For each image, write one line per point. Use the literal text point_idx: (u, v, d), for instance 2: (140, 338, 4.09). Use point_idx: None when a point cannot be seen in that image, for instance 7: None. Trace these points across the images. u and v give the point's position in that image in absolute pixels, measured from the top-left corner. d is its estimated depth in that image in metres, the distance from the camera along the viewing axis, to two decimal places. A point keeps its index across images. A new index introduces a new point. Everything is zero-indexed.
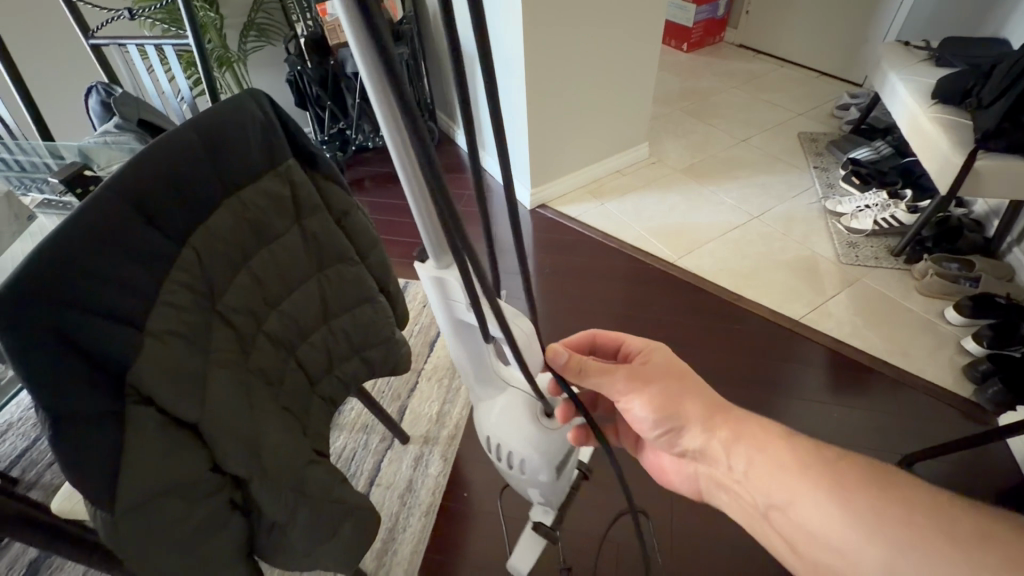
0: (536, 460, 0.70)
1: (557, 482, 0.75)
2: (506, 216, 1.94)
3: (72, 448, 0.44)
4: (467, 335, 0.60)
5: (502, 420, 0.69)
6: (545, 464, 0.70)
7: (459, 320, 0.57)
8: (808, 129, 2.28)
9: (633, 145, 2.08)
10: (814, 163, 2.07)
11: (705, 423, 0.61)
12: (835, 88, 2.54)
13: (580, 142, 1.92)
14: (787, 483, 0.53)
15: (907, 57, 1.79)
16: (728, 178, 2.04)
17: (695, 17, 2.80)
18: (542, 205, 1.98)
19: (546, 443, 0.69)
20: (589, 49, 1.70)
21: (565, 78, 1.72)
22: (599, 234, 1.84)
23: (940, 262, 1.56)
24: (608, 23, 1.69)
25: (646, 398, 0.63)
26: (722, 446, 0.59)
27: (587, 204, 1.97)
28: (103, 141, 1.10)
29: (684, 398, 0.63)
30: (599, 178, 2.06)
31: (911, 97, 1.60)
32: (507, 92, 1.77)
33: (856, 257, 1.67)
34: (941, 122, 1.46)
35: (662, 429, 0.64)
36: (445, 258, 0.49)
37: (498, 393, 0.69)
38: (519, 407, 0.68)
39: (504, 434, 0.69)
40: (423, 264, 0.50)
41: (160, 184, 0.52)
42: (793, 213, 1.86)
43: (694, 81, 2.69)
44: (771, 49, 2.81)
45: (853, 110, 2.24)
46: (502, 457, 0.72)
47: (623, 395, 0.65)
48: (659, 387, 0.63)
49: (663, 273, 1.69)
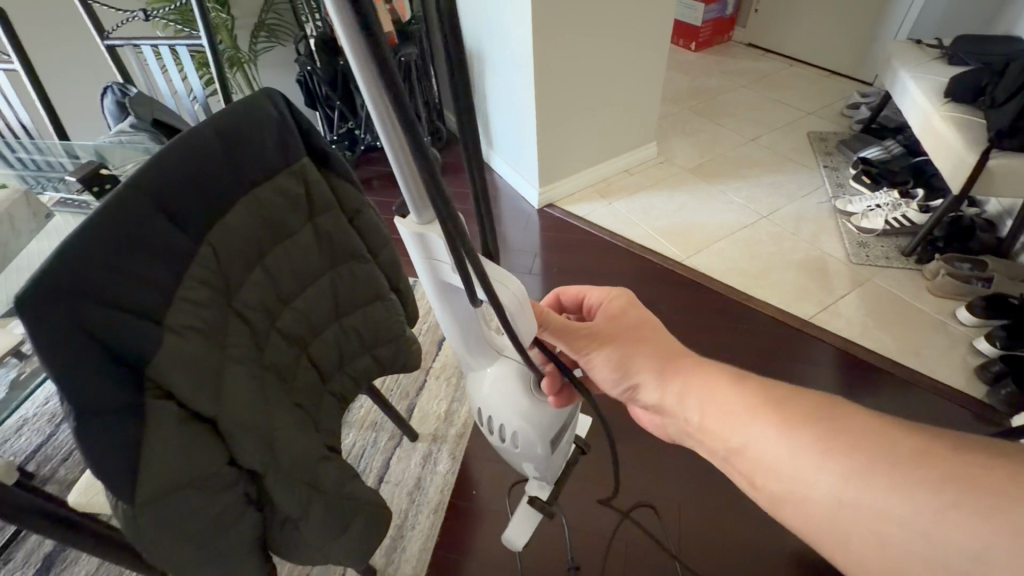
0: (530, 434, 0.67)
1: (554, 459, 0.72)
2: (513, 216, 1.94)
3: (95, 440, 0.45)
4: (454, 301, 0.54)
5: (494, 395, 0.65)
6: (538, 439, 0.67)
7: (445, 286, 0.52)
8: (817, 128, 2.27)
9: (641, 144, 2.08)
10: (824, 163, 2.05)
11: (659, 376, 0.58)
12: (844, 87, 2.52)
13: (588, 141, 1.92)
14: (739, 426, 0.50)
15: (919, 56, 1.78)
16: (737, 177, 2.03)
17: (704, 17, 2.80)
18: (550, 205, 1.98)
19: (538, 417, 0.66)
20: (597, 48, 1.70)
21: (574, 77, 1.72)
22: (607, 234, 1.84)
23: (952, 262, 1.55)
24: (617, 22, 1.69)
25: (608, 352, 0.61)
26: (677, 395, 0.57)
27: (595, 203, 1.97)
28: (118, 141, 1.11)
29: (640, 351, 0.60)
30: (606, 177, 2.06)
31: (923, 95, 1.58)
32: (516, 92, 1.78)
33: (866, 257, 1.66)
34: (954, 121, 1.44)
35: (622, 385, 0.62)
36: (427, 214, 0.44)
37: (489, 362, 0.65)
38: (511, 377, 0.65)
39: (496, 406, 0.66)
40: (403, 219, 0.45)
41: (181, 182, 0.53)
42: (803, 212, 1.85)
43: (702, 80, 2.68)
44: (780, 48, 2.80)
45: (863, 109, 2.23)
46: (493, 430, 0.70)
47: (583, 352, 0.62)
48: (616, 340, 0.61)
49: (672, 273, 1.69)
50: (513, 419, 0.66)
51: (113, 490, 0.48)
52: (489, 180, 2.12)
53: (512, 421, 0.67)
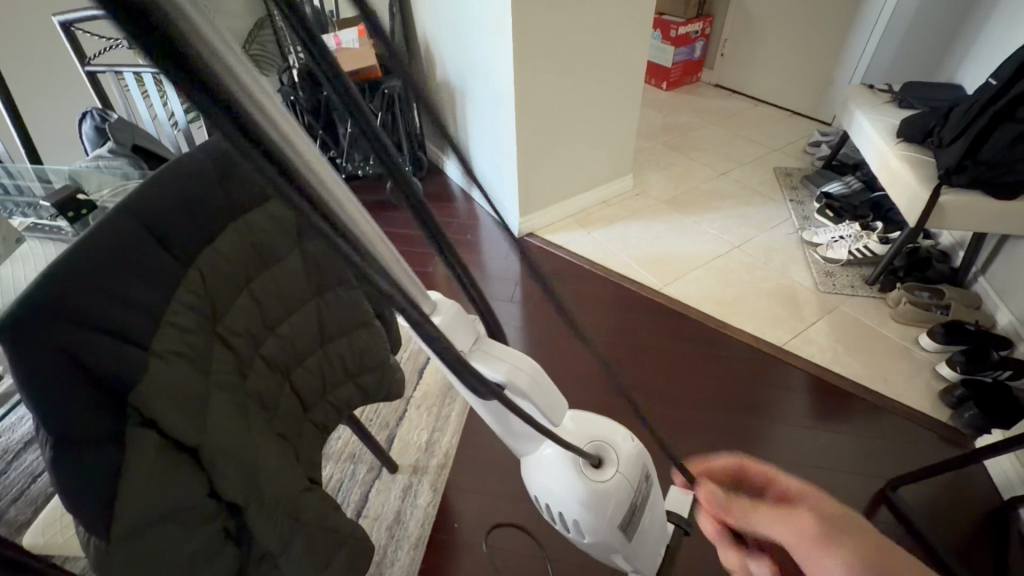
0: (585, 508, 0.67)
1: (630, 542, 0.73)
2: (494, 244, 1.97)
3: (72, 468, 0.45)
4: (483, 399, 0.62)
5: (552, 485, 0.69)
6: (592, 519, 0.68)
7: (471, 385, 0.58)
8: (783, 164, 2.40)
9: (617, 177, 2.15)
10: (790, 197, 2.17)
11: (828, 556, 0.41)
12: (805, 126, 2.69)
13: (567, 173, 1.98)
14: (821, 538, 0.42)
15: (872, 99, 1.92)
16: (709, 209, 2.12)
17: (674, 59, 2.99)
18: (530, 233, 2.02)
19: (591, 497, 0.66)
20: (575, 83, 1.77)
21: (554, 113, 1.79)
22: (585, 262, 1.88)
23: (912, 290, 1.63)
24: (595, 62, 1.77)
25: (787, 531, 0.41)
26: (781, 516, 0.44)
27: (574, 232, 2.02)
28: (95, 165, 1.09)
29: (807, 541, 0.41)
30: (586, 208, 2.12)
31: (879, 134, 1.71)
32: (498, 125, 1.83)
33: (833, 285, 1.74)
34: (907, 160, 1.56)
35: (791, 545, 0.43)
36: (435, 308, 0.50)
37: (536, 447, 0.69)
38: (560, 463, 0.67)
39: (554, 496, 0.69)
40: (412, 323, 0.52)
41: (169, 205, 0.53)
42: (772, 243, 1.93)
43: (674, 117, 2.83)
44: (745, 89, 2.98)
45: (824, 147, 2.36)
46: (558, 520, 0.73)
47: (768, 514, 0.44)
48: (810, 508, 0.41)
49: (651, 301, 1.73)
50: (573, 508, 0.68)
51: (87, 524, 0.46)
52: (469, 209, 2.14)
53: (571, 511, 0.69)
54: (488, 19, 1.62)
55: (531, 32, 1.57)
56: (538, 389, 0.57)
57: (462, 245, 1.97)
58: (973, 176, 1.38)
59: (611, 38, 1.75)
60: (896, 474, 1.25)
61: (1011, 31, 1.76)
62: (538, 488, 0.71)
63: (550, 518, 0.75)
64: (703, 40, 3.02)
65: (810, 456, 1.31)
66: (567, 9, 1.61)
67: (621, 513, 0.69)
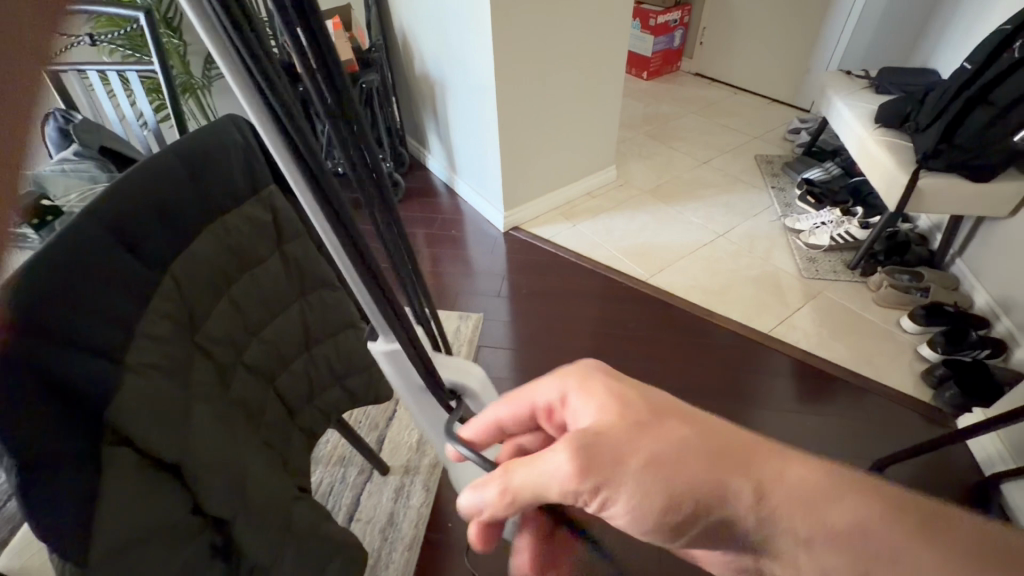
0: None
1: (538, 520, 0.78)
2: (480, 239, 1.95)
3: (41, 492, 0.42)
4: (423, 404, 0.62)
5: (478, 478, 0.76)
6: None
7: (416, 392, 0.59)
8: (763, 151, 2.42)
9: (601, 168, 2.15)
10: (771, 184, 2.19)
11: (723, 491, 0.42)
12: (784, 113, 2.72)
13: (551, 165, 1.96)
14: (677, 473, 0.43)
15: (849, 86, 1.94)
16: (693, 198, 2.13)
17: (653, 48, 2.99)
18: (516, 227, 2.00)
19: None
20: (557, 72, 1.75)
21: (537, 103, 1.77)
22: (572, 255, 1.88)
23: (893, 274, 1.65)
24: (577, 50, 1.75)
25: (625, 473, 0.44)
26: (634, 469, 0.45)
27: (560, 225, 2.01)
28: (61, 169, 1.03)
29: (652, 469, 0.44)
30: (570, 200, 2.11)
31: (858, 120, 1.73)
32: (480, 118, 1.80)
33: (816, 270, 1.76)
34: (885, 145, 1.58)
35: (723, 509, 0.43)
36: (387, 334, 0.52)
37: None
38: None
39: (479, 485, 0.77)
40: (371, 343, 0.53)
41: (138, 209, 0.50)
42: (755, 230, 1.94)
43: (656, 106, 2.83)
44: (725, 77, 2.99)
45: (803, 134, 2.38)
46: None
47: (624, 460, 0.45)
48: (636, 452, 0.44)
49: (639, 292, 1.73)
50: None
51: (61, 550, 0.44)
52: (454, 205, 2.12)
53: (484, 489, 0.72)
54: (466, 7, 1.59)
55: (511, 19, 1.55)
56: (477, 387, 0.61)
57: (447, 241, 1.94)
58: (952, 159, 1.39)
59: (592, 25, 1.73)
60: (881, 455, 1.28)
61: (982, 15, 1.79)
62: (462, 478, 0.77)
63: None
64: (682, 29, 3.03)
65: (799, 440, 1.33)
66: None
67: None
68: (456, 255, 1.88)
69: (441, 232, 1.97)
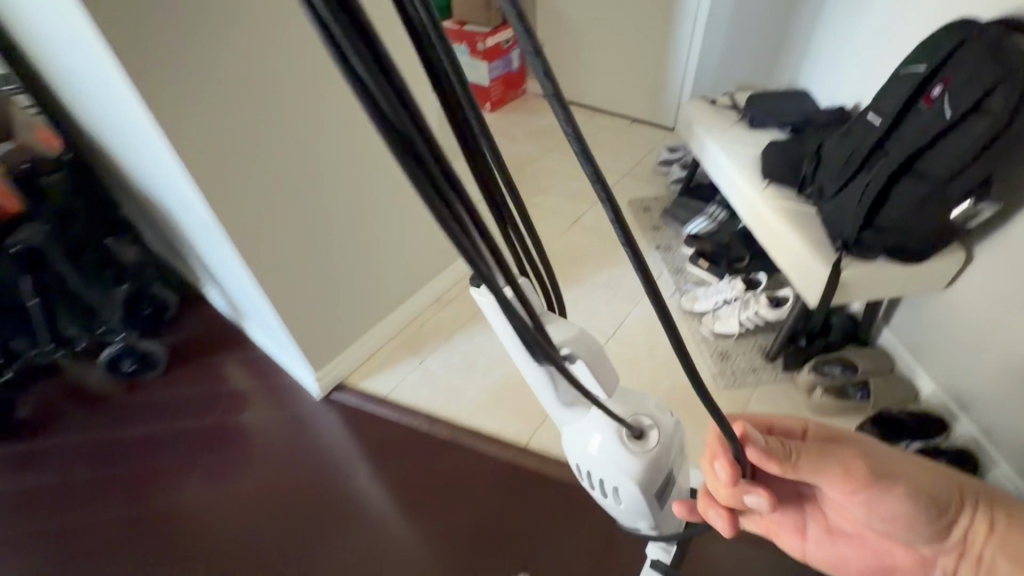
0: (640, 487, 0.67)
1: (662, 506, 0.71)
2: (288, 426, 1.40)
3: None
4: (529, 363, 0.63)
5: (590, 458, 0.67)
6: (644, 498, 0.67)
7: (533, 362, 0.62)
8: (636, 194, 2.05)
9: (448, 263, 1.65)
10: (655, 243, 1.82)
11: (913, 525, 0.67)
12: (647, 135, 2.37)
13: (364, 285, 1.42)
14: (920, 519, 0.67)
15: (717, 122, 1.59)
16: (568, 283, 1.69)
17: (490, 76, 2.52)
18: (339, 385, 1.45)
19: (633, 466, 0.65)
20: (325, 168, 1.20)
21: (311, 221, 1.21)
22: (423, 418, 1.36)
23: (821, 368, 1.31)
24: (348, 132, 1.21)
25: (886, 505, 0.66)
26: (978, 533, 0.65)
27: (402, 367, 1.47)
28: None
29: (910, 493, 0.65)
30: (413, 320, 1.59)
31: (742, 175, 1.38)
32: (233, 268, 1.22)
33: (732, 372, 1.38)
34: (785, 211, 1.24)
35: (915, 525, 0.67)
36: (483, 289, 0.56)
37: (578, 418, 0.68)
38: (603, 433, 0.66)
39: (595, 465, 0.67)
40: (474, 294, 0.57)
41: None
42: (651, 322, 1.55)
43: (506, 147, 2.37)
44: (577, 98, 2.60)
45: (675, 168, 2.02)
46: (593, 486, 0.71)
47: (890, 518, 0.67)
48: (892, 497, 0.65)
49: (524, 470, 1.25)
50: (614, 472, 0.66)
51: None
52: (250, 360, 1.55)
53: (618, 479, 0.67)
54: (120, 97, 0.98)
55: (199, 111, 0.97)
56: (593, 357, 0.61)
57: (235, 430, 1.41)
58: (883, 248, 1.02)
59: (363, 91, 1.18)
60: None
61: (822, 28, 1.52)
62: (573, 455, 0.70)
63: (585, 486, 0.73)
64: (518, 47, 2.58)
65: None
66: (270, 63, 1.01)
67: (662, 474, 0.67)
68: (270, 455, 1.36)
69: (224, 418, 1.44)
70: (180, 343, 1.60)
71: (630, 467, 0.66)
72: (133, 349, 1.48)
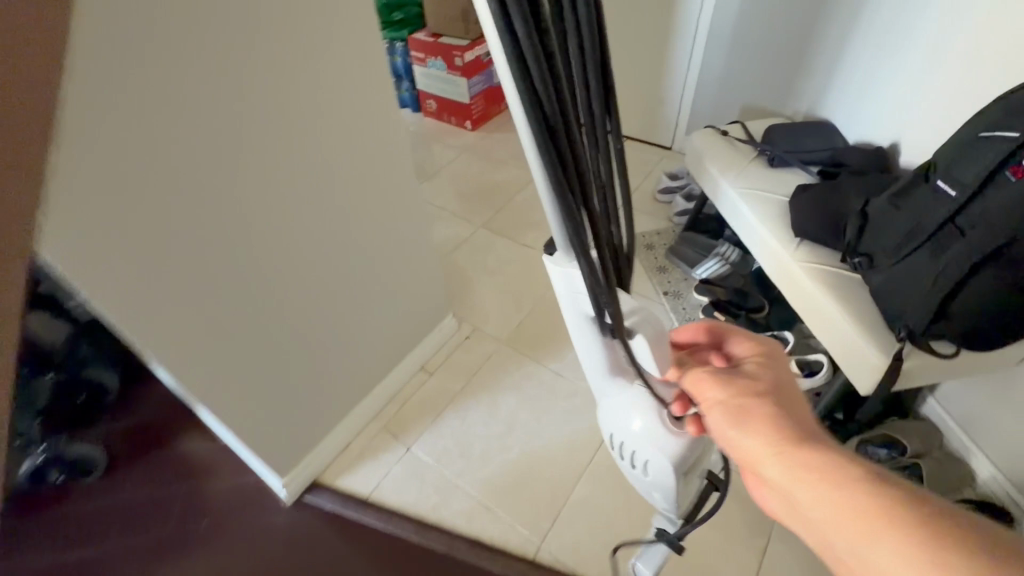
0: (665, 473, 0.68)
1: (685, 486, 0.71)
2: (252, 539, 1.18)
3: None
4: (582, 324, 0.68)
5: (626, 420, 0.70)
6: (674, 475, 0.68)
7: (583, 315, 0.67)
8: (636, 226, 1.88)
9: (434, 324, 1.47)
10: (662, 288, 1.65)
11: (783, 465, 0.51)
12: (643, 154, 2.19)
13: (340, 368, 1.21)
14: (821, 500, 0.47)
15: (732, 159, 1.42)
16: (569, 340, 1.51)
17: (470, 92, 2.32)
18: (312, 483, 1.25)
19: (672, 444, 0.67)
20: (287, 252, 0.96)
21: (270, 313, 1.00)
22: (412, 525, 1.17)
23: (865, 446, 1.15)
24: (316, 207, 0.97)
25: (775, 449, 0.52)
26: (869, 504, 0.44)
27: (386, 456, 1.29)
28: None
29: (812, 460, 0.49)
30: (397, 392, 1.41)
31: (767, 230, 1.22)
32: None
33: None
34: (822, 277, 1.08)
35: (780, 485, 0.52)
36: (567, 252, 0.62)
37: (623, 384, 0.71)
38: (644, 405, 0.69)
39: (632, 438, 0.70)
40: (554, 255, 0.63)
41: None
42: None
43: (491, 172, 2.18)
44: None
45: (679, 198, 1.86)
46: (622, 456, 0.74)
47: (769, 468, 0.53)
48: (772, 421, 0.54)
49: None
50: (646, 447, 0.68)
51: None
52: (211, 448, 1.36)
53: (650, 454, 0.68)
54: None
55: (119, 218, 0.71)
56: (653, 330, 0.64)
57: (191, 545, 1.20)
58: (952, 334, 0.87)
59: (329, 156, 0.95)
60: None
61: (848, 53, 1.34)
62: (608, 422, 0.73)
63: (615, 455, 0.76)
64: None
65: None
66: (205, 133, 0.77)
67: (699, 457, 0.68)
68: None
69: (175, 529, 1.22)
70: (127, 431, 1.40)
71: (659, 449, 0.67)
72: (65, 454, 1.27)
